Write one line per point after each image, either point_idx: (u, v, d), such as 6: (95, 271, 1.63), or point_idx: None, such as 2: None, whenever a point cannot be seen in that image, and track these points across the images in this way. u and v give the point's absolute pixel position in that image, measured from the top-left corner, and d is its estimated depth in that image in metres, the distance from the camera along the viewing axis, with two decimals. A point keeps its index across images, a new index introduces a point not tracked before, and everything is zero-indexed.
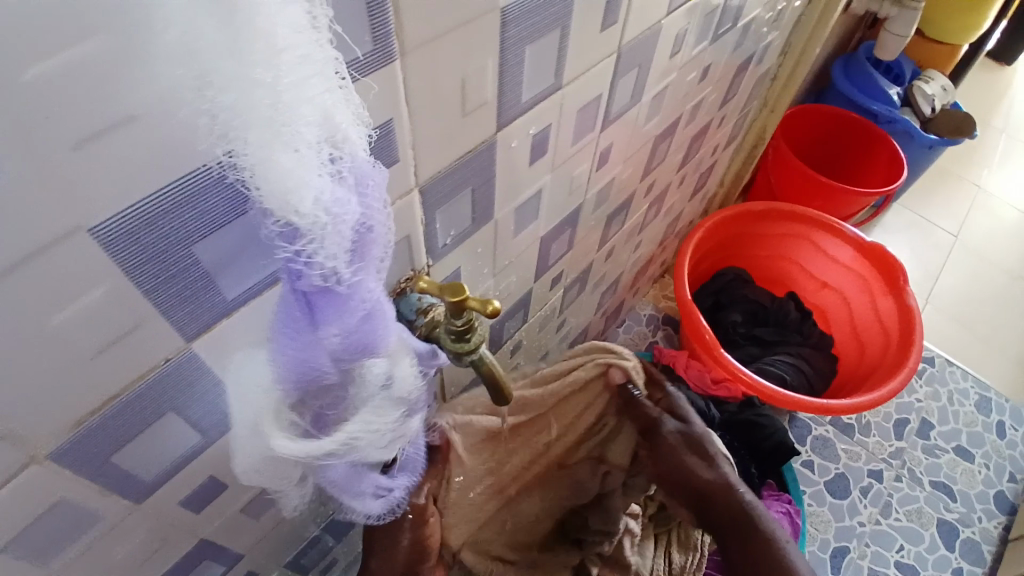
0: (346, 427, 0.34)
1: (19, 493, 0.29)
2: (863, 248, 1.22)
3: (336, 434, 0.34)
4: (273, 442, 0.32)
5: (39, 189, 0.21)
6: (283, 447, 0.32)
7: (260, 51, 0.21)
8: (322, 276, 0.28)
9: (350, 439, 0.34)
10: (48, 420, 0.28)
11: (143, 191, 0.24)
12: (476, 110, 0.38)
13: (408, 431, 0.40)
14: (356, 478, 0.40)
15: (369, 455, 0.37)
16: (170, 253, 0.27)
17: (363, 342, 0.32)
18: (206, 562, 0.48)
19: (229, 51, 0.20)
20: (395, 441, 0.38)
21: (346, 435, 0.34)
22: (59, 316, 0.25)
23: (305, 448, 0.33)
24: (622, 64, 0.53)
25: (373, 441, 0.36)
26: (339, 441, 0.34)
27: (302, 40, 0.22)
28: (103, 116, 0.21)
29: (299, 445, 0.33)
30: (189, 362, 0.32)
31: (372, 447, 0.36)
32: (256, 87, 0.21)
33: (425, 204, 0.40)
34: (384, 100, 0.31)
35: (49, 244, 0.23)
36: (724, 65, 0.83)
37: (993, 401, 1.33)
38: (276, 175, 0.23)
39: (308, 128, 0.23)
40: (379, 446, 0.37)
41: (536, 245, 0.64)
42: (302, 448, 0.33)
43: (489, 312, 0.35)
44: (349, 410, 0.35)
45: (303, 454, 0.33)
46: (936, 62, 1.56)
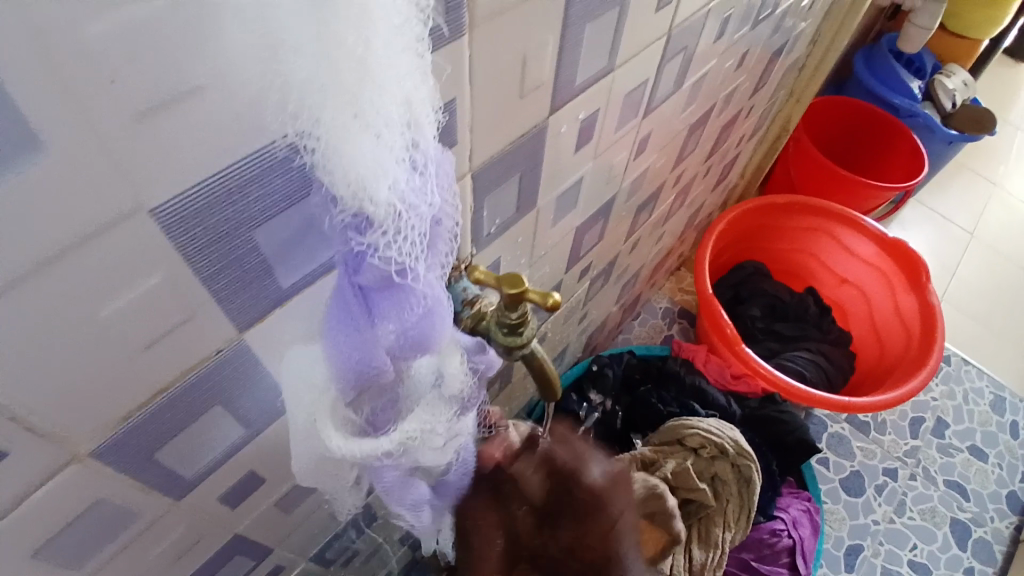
0: (399, 425, 0.32)
1: (60, 492, 0.27)
2: (886, 243, 1.20)
3: (392, 434, 0.32)
4: (329, 440, 0.30)
5: (97, 168, 0.19)
6: (339, 445, 0.30)
7: (353, 19, 0.18)
8: (390, 271, 0.25)
9: (405, 438, 0.32)
10: (93, 417, 0.26)
11: (208, 172, 0.22)
12: (533, 91, 0.36)
13: (462, 435, 0.38)
14: (408, 482, 0.38)
15: (421, 458, 0.36)
16: (226, 241, 0.25)
17: (421, 340, 0.29)
18: (237, 558, 0.46)
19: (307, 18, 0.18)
20: (448, 442, 0.37)
21: (403, 433, 0.32)
22: (110, 306, 0.23)
23: (363, 446, 0.31)
24: (671, 48, 0.51)
25: (426, 442, 0.34)
26: (395, 441, 0.32)
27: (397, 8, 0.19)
28: (169, 88, 0.19)
29: (356, 443, 0.31)
30: (240, 353, 0.30)
31: (425, 449, 0.35)
32: (344, 61, 0.19)
33: (475, 190, 0.38)
34: (451, 77, 0.29)
35: (102, 227, 0.21)
36: (759, 54, 0.81)
37: (1006, 401, 1.31)
38: (355, 161, 0.21)
39: (394, 110, 0.21)
40: (431, 448, 0.35)
41: (570, 235, 0.62)
42: (359, 448, 0.31)
43: (548, 304, 0.34)
44: (401, 412, 0.33)
45: (360, 454, 0.31)
46: (957, 58, 1.52)
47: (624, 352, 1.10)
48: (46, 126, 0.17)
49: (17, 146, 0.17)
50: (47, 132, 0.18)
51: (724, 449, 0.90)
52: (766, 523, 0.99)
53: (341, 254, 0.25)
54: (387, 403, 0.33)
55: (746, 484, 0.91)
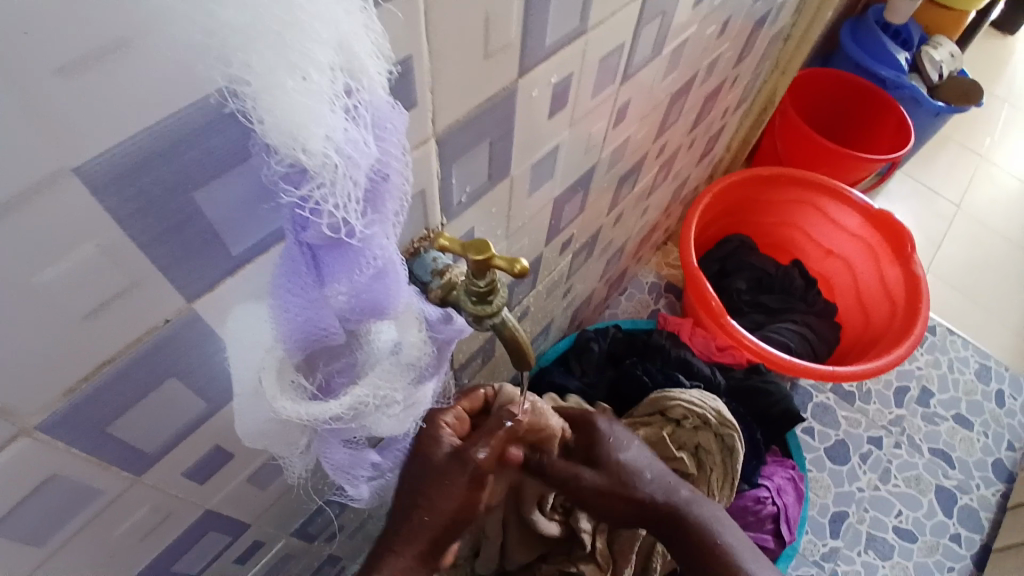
0: (351, 390, 0.33)
1: (13, 466, 0.27)
2: (871, 214, 1.20)
3: (343, 399, 0.32)
4: (277, 403, 0.30)
5: (20, 122, 0.18)
6: (286, 407, 0.30)
7: None
8: (330, 225, 0.24)
9: (357, 403, 0.33)
10: (39, 390, 0.25)
11: (135, 131, 0.21)
12: (499, 52, 0.35)
13: (422, 404, 0.38)
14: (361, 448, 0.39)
15: (376, 427, 0.36)
16: (167, 201, 0.24)
17: (371, 303, 0.29)
18: (211, 535, 0.46)
19: None
20: (405, 410, 0.37)
21: (353, 398, 0.33)
22: (45, 272, 0.22)
23: (312, 408, 0.31)
24: (647, 12, 0.50)
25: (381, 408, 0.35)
26: (345, 405, 0.32)
27: None
28: (90, 34, 0.18)
29: (305, 406, 0.31)
30: (191, 324, 0.29)
31: (379, 414, 0.35)
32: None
33: (441, 157, 0.37)
34: (407, 32, 0.28)
35: (31, 188, 0.20)
36: (742, 21, 0.79)
37: (992, 369, 1.32)
38: (284, 106, 0.20)
39: (321, 49, 0.20)
40: (386, 418, 0.36)
41: (548, 207, 0.61)
42: (309, 410, 0.31)
43: (516, 271, 0.33)
44: (358, 374, 0.34)
45: (309, 416, 0.31)
46: (943, 29, 1.50)
47: (609, 327, 1.10)
48: None
49: None
50: None
51: (706, 418, 0.90)
52: (750, 492, 1.00)
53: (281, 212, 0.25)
54: (344, 367, 0.35)
55: (729, 452, 0.90)
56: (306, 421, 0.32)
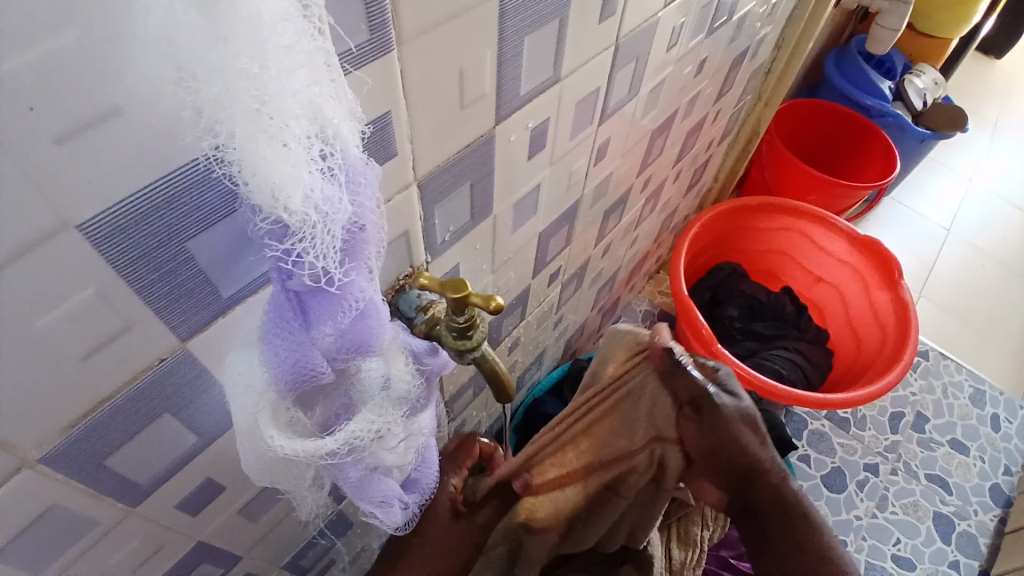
0: (346, 427, 0.35)
1: (11, 499, 0.28)
2: (858, 241, 1.22)
3: (338, 434, 0.34)
4: (268, 436, 0.31)
5: (25, 186, 0.20)
6: (281, 444, 0.32)
7: (243, 40, 0.20)
8: (312, 275, 0.27)
9: (352, 438, 0.34)
10: (41, 425, 0.27)
11: (131, 190, 0.23)
12: (474, 103, 0.37)
13: (416, 433, 0.41)
14: (370, 486, 0.40)
15: (375, 456, 0.38)
16: (160, 251, 0.26)
17: (358, 341, 0.31)
18: (203, 566, 0.47)
19: (210, 44, 0.20)
20: (403, 441, 0.40)
21: (348, 433, 0.34)
22: (47, 317, 0.24)
23: (306, 445, 0.33)
24: (621, 56, 0.53)
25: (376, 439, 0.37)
26: (340, 441, 0.34)
27: (288, 27, 0.20)
28: (89, 109, 0.20)
29: (301, 443, 0.32)
30: (184, 363, 0.31)
31: (377, 446, 0.37)
32: (235, 77, 0.20)
33: (423, 200, 0.39)
34: (381, 91, 0.30)
35: (34, 242, 0.22)
36: (720, 59, 0.83)
37: (987, 394, 1.33)
38: (265, 170, 0.22)
39: (296, 122, 0.22)
40: (383, 446, 0.38)
41: (534, 240, 0.63)
42: (302, 447, 0.32)
43: (492, 308, 0.35)
44: (353, 412, 0.37)
45: (305, 453, 0.33)
46: (927, 57, 1.56)
47: None
48: None
49: None
50: None
51: None
52: None
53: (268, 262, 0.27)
54: (342, 407, 0.37)
55: None
56: (305, 458, 0.33)
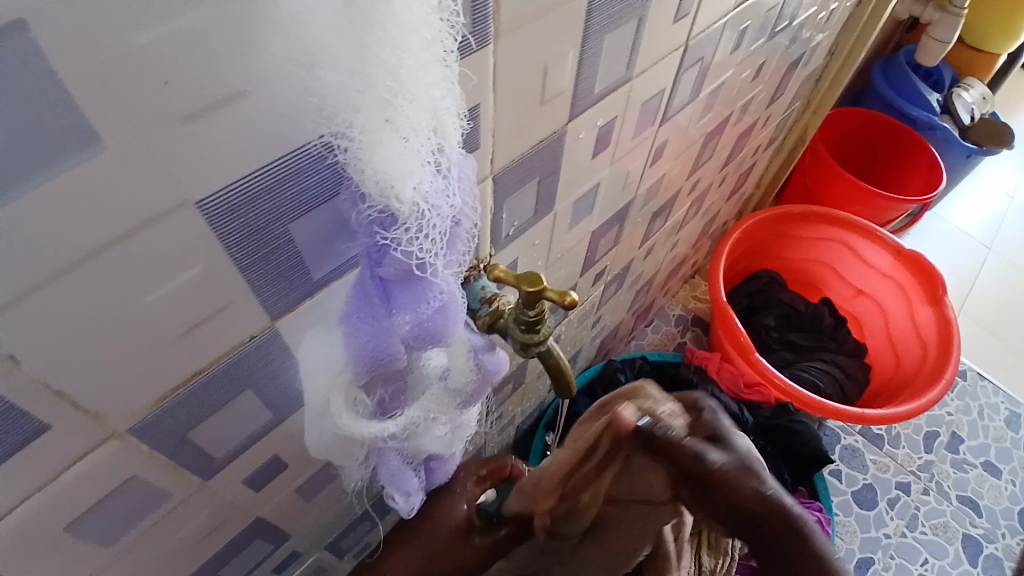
0: (405, 412, 0.36)
1: (97, 467, 0.29)
2: (901, 255, 1.19)
3: (398, 420, 0.36)
4: (340, 419, 0.33)
5: (150, 165, 0.21)
6: (348, 424, 0.33)
7: (388, 33, 0.20)
8: (413, 264, 0.27)
9: (409, 423, 0.36)
10: (133, 394, 0.28)
11: (245, 171, 0.24)
12: (553, 99, 0.37)
13: (464, 429, 0.42)
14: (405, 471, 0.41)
15: (421, 446, 0.39)
16: (262, 234, 0.27)
17: (433, 330, 0.31)
18: (256, 544, 0.48)
19: (345, 31, 0.20)
20: (450, 432, 0.40)
21: (407, 419, 0.36)
22: (157, 290, 0.25)
23: (371, 427, 0.34)
24: (688, 58, 0.53)
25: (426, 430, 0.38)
26: (400, 425, 0.35)
27: (430, 23, 0.21)
28: (218, 90, 0.21)
29: (365, 424, 0.33)
30: (270, 342, 0.32)
31: (427, 434, 0.38)
32: (377, 67, 0.21)
33: (495, 193, 0.40)
34: (477, 84, 0.31)
35: (151, 218, 0.23)
36: (776, 65, 0.82)
37: (1023, 417, 1.29)
38: (382, 161, 0.23)
39: (421, 116, 0.23)
40: (431, 437, 0.39)
41: (585, 240, 0.64)
42: (367, 428, 0.34)
43: (566, 303, 0.35)
44: (408, 398, 0.37)
45: (368, 433, 0.34)
46: (973, 72, 1.51)
47: (637, 357, 1.11)
48: (101, 121, 0.19)
49: (81, 138, 0.19)
50: (103, 130, 0.19)
51: None
52: None
53: (364, 248, 0.27)
54: (396, 390, 0.37)
55: None
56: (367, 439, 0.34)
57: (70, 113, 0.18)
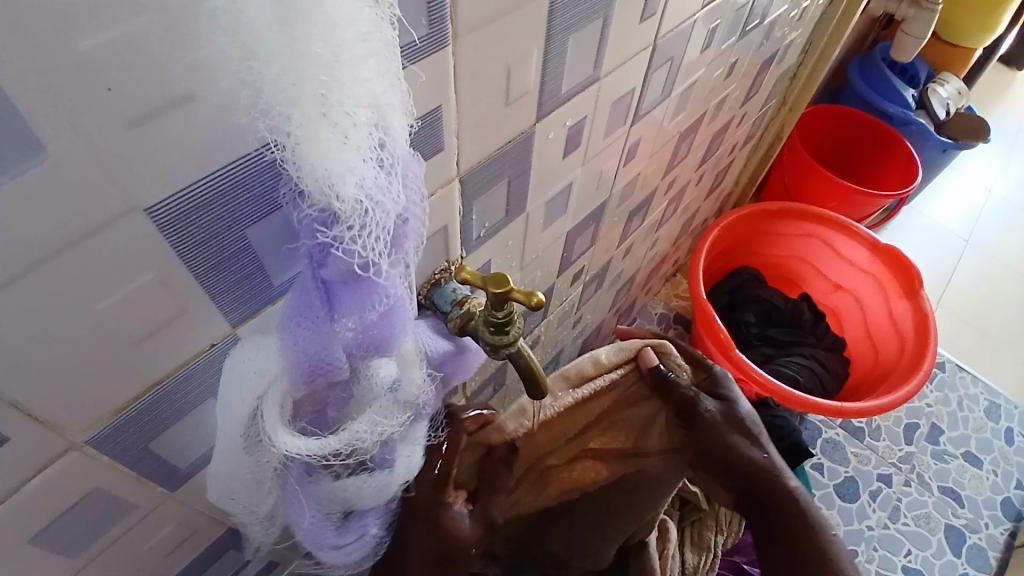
0: (348, 427, 0.33)
1: (55, 480, 0.29)
2: (878, 249, 1.21)
3: (340, 435, 0.33)
4: (273, 437, 0.30)
5: (96, 171, 0.21)
6: (285, 443, 0.30)
7: (318, 27, 0.20)
8: (357, 264, 0.27)
9: (354, 440, 0.33)
10: (91, 405, 0.27)
11: (196, 176, 0.24)
12: (518, 100, 0.37)
13: (415, 448, 0.38)
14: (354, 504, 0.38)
15: (368, 468, 0.36)
16: (213, 241, 0.26)
17: (378, 340, 0.31)
18: (230, 553, 0.47)
19: (277, 26, 0.19)
20: (399, 450, 0.37)
21: (350, 435, 0.33)
22: (109, 298, 0.24)
23: (306, 443, 0.31)
24: (657, 57, 0.53)
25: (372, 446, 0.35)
26: (342, 442, 0.32)
27: (362, 17, 0.21)
28: (163, 94, 0.21)
29: (303, 442, 0.31)
30: (232, 350, 0.32)
31: (373, 454, 0.35)
32: (310, 61, 0.20)
33: (463, 195, 0.39)
34: (435, 86, 0.30)
35: (99, 226, 0.22)
36: (749, 63, 0.82)
37: (1002, 407, 1.31)
38: (322, 157, 0.22)
39: (359, 110, 0.23)
40: (379, 455, 0.36)
41: (561, 240, 0.64)
42: (301, 445, 0.31)
43: (533, 303, 0.35)
44: (350, 411, 0.34)
45: (305, 452, 0.31)
46: (951, 66, 1.53)
47: None
48: (41, 126, 0.19)
49: (21, 145, 0.19)
50: (45, 135, 0.19)
51: None
52: None
53: (305, 249, 0.27)
54: (337, 403, 0.34)
55: None
56: (303, 458, 0.31)
57: (6, 118, 0.18)
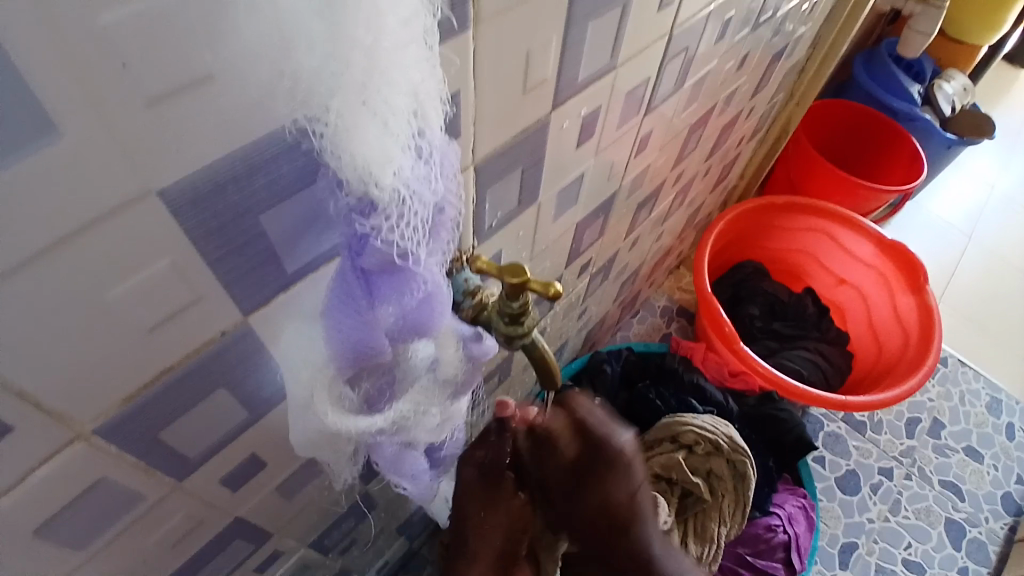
0: (394, 405, 0.36)
1: (65, 468, 0.28)
2: (884, 245, 1.20)
3: (386, 413, 0.35)
4: (326, 416, 0.33)
5: (112, 152, 0.20)
6: (333, 420, 0.33)
7: (363, 11, 0.19)
8: (395, 253, 0.26)
9: (398, 417, 0.36)
10: (100, 394, 0.27)
11: (214, 159, 0.23)
12: (535, 88, 0.37)
13: (456, 418, 0.41)
14: (401, 459, 0.41)
15: (413, 437, 0.39)
16: (233, 225, 0.26)
17: (417, 322, 0.31)
18: (235, 543, 0.47)
19: (320, 12, 0.19)
20: (442, 422, 0.40)
21: (397, 412, 0.36)
22: (121, 285, 0.24)
23: (358, 423, 0.34)
24: (672, 48, 0.52)
25: (417, 420, 0.38)
26: (387, 419, 0.35)
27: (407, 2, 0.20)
28: (183, 73, 0.20)
29: (350, 419, 0.33)
30: (244, 337, 0.31)
31: (418, 427, 0.38)
32: (352, 48, 0.20)
33: (477, 184, 0.39)
34: (457, 70, 0.30)
35: (113, 210, 0.21)
36: (760, 55, 0.81)
37: (1003, 403, 1.31)
38: (361, 147, 0.22)
39: (401, 99, 0.22)
40: (424, 429, 0.39)
41: (570, 231, 0.63)
42: (353, 424, 0.34)
43: (550, 294, 0.35)
44: (397, 392, 0.36)
45: (356, 429, 0.34)
46: (956, 63, 1.52)
47: (623, 349, 1.11)
48: (57, 102, 0.18)
49: (36, 124, 0.18)
50: (64, 115, 0.18)
51: (717, 445, 0.91)
52: (761, 519, 1.00)
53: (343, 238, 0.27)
54: (385, 385, 0.36)
55: (741, 479, 0.91)
56: (355, 433, 0.34)
57: (20, 95, 0.17)
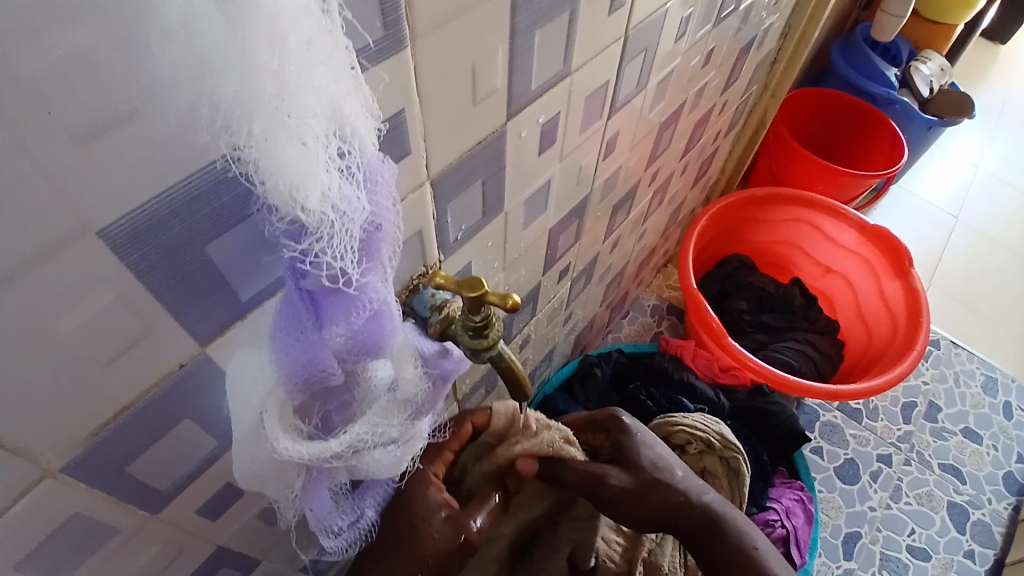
0: (350, 428, 0.34)
1: (33, 508, 0.28)
2: (866, 230, 1.21)
3: (342, 437, 0.34)
4: (278, 444, 0.31)
5: (43, 194, 0.20)
6: (286, 448, 0.31)
7: (263, 31, 0.19)
8: (329, 275, 0.27)
9: (356, 441, 0.34)
10: (60, 432, 0.27)
11: (149, 194, 0.23)
12: (486, 99, 0.37)
13: (417, 442, 0.39)
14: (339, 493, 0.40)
15: (370, 463, 0.37)
16: (177, 257, 0.26)
17: (370, 342, 0.32)
18: (222, 571, 0.47)
19: (226, 30, 0.19)
20: (401, 447, 0.38)
21: (353, 436, 0.34)
22: (70, 322, 0.24)
23: (311, 447, 0.32)
24: (629, 49, 0.52)
25: (374, 445, 0.36)
26: (345, 444, 0.34)
27: (308, 22, 0.20)
28: (107, 112, 0.20)
29: (305, 445, 0.32)
30: (203, 367, 0.31)
31: (375, 451, 0.36)
32: (255, 70, 0.20)
33: (436, 198, 0.39)
34: (397, 88, 0.30)
35: (50, 251, 0.22)
36: (726, 50, 0.82)
37: (998, 381, 1.32)
38: (282, 169, 0.22)
39: (316, 121, 0.22)
40: (382, 453, 0.37)
41: (544, 237, 0.63)
42: (308, 450, 0.32)
43: (509, 306, 0.35)
44: (353, 412, 0.36)
45: (309, 455, 0.32)
46: (933, 45, 1.54)
47: (612, 351, 1.12)
48: None
49: None
50: None
51: (710, 443, 0.90)
52: (760, 514, 0.99)
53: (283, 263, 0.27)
54: (340, 406, 0.36)
55: (735, 475, 0.90)
56: (307, 460, 0.33)
57: None
